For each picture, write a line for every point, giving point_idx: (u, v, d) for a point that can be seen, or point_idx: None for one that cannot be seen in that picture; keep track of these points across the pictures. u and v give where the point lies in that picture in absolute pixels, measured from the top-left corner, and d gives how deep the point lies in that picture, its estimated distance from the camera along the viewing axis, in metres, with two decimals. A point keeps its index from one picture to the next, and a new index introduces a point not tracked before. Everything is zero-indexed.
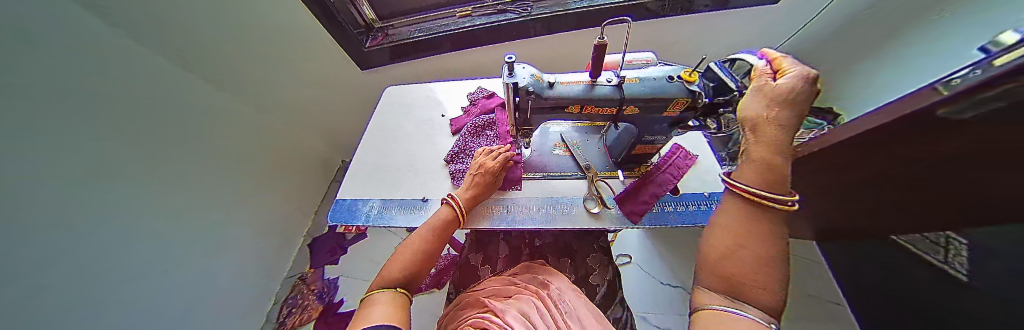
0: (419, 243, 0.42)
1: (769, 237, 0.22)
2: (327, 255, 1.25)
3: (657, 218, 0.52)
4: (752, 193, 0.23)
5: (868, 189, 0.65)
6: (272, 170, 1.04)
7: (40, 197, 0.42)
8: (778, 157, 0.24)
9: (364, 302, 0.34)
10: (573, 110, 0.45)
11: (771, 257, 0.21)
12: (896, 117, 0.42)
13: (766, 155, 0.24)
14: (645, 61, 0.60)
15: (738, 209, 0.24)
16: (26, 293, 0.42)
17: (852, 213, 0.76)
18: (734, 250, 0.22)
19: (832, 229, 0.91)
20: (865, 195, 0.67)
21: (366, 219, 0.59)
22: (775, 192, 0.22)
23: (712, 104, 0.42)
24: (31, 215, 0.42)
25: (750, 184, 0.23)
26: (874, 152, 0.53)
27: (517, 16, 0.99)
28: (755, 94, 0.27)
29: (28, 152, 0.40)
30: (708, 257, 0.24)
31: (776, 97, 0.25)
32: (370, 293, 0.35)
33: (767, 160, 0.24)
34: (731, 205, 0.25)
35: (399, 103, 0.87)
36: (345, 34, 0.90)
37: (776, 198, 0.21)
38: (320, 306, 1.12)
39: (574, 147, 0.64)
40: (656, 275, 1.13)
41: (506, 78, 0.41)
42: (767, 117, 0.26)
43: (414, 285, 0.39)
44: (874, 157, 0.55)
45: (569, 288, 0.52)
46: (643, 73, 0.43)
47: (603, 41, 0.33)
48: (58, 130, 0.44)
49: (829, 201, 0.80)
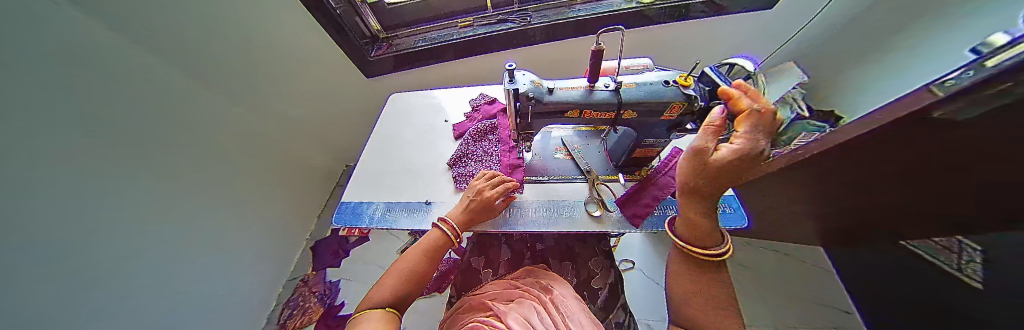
0: (409, 263, 0.46)
1: (710, 278, 0.27)
2: (330, 257, 1.25)
3: (659, 221, 0.51)
4: (688, 245, 0.28)
5: (874, 191, 0.64)
6: (274, 174, 1.05)
7: (33, 200, 0.42)
8: (700, 222, 0.28)
9: (353, 320, 0.35)
10: (571, 114, 0.46)
11: (721, 297, 0.26)
12: (898, 117, 0.42)
13: (691, 220, 0.28)
14: (643, 67, 0.61)
15: (683, 257, 0.30)
16: (19, 296, 0.41)
17: (863, 213, 0.74)
18: (693, 295, 0.27)
19: (841, 232, 0.90)
20: (871, 198, 0.66)
21: (370, 221, 0.60)
22: (706, 243, 0.27)
23: (709, 107, 0.43)
24: (22, 219, 0.42)
25: (686, 241, 0.28)
26: (877, 153, 0.53)
27: (517, 25, 1.02)
28: (700, 161, 0.26)
29: (18, 157, 0.40)
30: (678, 304, 0.29)
31: (706, 171, 0.25)
32: (359, 312, 0.37)
33: (691, 226, 0.28)
34: (678, 255, 0.31)
35: (404, 109, 0.89)
36: (352, 44, 0.93)
37: (706, 248, 0.27)
38: (320, 309, 1.11)
39: (574, 151, 0.65)
40: (659, 280, 1.11)
41: (507, 84, 0.42)
42: (693, 187, 0.27)
43: (403, 304, 0.42)
44: (881, 158, 0.54)
45: (571, 292, 0.52)
46: (640, 78, 0.44)
47: (601, 47, 0.34)
48: (53, 133, 0.44)
49: (833, 204, 0.79)
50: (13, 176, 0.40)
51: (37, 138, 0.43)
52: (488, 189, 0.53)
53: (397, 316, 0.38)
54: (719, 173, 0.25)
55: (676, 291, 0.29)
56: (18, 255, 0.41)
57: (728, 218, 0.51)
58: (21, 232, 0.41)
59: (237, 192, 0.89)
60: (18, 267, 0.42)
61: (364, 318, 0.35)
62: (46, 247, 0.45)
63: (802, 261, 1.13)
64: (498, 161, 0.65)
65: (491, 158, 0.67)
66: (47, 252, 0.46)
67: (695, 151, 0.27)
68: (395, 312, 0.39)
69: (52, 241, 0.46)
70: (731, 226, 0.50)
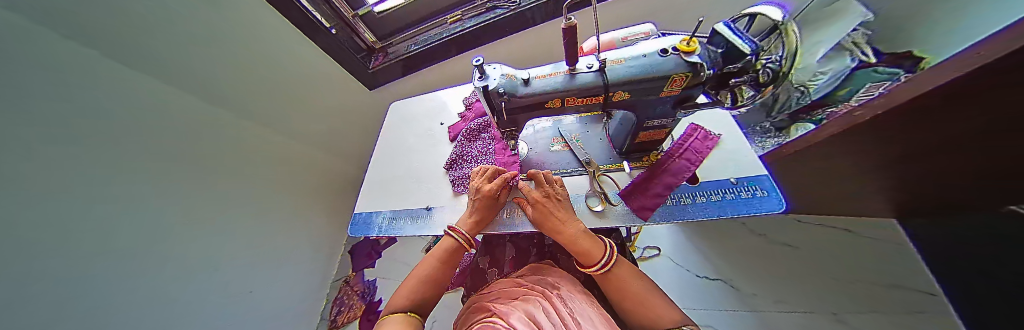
0: (426, 268, 0.47)
1: (635, 281, 0.39)
2: (365, 259, 1.34)
3: (674, 212, 0.45)
4: (595, 270, 0.40)
5: (924, 163, 0.52)
6: (321, 189, 1.17)
7: (93, 210, 0.48)
8: (578, 243, 0.42)
9: (378, 327, 0.37)
10: (553, 104, 0.41)
11: (646, 290, 0.37)
12: (919, 87, 0.37)
13: (577, 246, 0.42)
14: (644, 35, 0.54)
15: (609, 284, 0.40)
16: (88, 300, 0.47)
17: (925, 187, 0.61)
18: (638, 300, 0.36)
19: (917, 207, 0.74)
20: (913, 171, 0.56)
21: (378, 230, 0.62)
22: (598, 256, 0.41)
23: (722, 75, 0.35)
24: (102, 219, 0.49)
25: (593, 263, 0.40)
26: (915, 128, 0.44)
27: (507, 11, 0.95)
28: (533, 223, 0.47)
29: (93, 166, 0.48)
30: (631, 315, 0.36)
31: (549, 220, 0.44)
32: (383, 317, 0.39)
33: (578, 250, 0.42)
34: (608, 282, 0.40)
35: (402, 116, 0.89)
36: (351, 60, 0.98)
37: (604, 261, 0.40)
38: (362, 305, 1.21)
39: (573, 141, 0.60)
40: (690, 267, 1.02)
41: (477, 82, 0.39)
42: (556, 231, 0.44)
43: (425, 309, 0.43)
44: (921, 126, 0.43)
45: (581, 288, 0.48)
46: (629, 52, 0.38)
47: (572, 22, 0.29)
48: (103, 155, 0.49)
49: (889, 186, 0.66)
50: (89, 182, 0.47)
51: (112, 151, 0.51)
52: (486, 184, 0.51)
53: (417, 321, 0.40)
54: (539, 222, 0.45)
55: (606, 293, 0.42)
56: (43, 259, 0.41)
57: (762, 203, 0.43)
58: (54, 230, 0.42)
59: (286, 205, 0.97)
60: (48, 272, 0.41)
61: (387, 322, 0.37)
62: (107, 239, 0.50)
63: (871, 239, 0.92)
64: (493, 159, 0.64)
65: (486, 157, 0.65)
66: (60, 255, 0.43)
67: (537, 218, 0.46)
68: (417, 316, 0.40)
69: (130, 233, 0.53)
70: (765, 212, 0.42)
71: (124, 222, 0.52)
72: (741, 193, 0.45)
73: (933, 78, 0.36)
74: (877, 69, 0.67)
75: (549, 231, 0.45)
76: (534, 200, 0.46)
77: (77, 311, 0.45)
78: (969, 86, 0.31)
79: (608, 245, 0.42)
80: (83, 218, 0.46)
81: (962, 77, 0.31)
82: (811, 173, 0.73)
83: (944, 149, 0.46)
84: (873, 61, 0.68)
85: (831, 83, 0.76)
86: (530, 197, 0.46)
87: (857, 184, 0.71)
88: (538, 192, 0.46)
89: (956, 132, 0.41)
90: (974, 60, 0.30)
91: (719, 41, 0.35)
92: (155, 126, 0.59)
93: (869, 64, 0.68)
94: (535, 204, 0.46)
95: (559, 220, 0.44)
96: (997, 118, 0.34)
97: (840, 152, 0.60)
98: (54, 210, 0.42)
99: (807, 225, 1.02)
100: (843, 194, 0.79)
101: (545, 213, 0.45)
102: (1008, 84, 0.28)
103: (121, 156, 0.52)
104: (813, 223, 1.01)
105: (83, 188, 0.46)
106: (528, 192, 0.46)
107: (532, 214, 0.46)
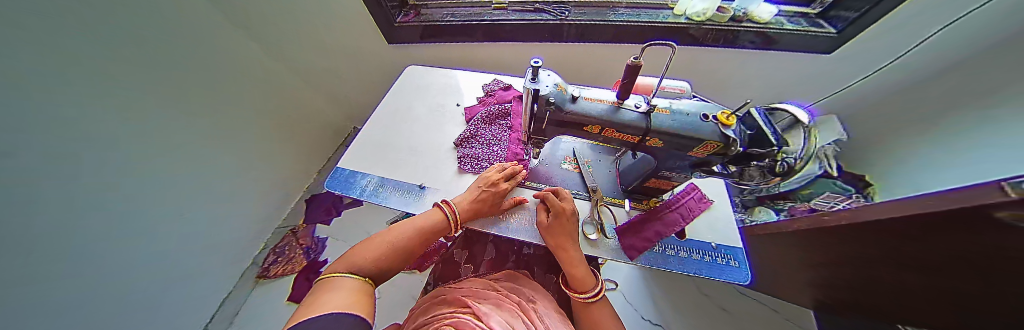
0: (400, 241, 0.43)
1: (608, 318, 0.41)
2: (322, 214, 1.25)
3: (658, 260, 0.48)
4: (579, 297, 0.42)
5: (850, 283, 0.62)
6: (281, 126, 1.06)
7: (21, 119, 0.39)
8: (579, 268, 0.43)
9: (324, 284, 0.33)
10: (591, 129, 0.42)
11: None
12: (841, 218, 0.49)
13: (578, 270, 0.43)
14: (679, 90, 0.57)
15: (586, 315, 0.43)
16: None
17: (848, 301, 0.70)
18: None
19: (839, 318, 0.84)
20: (835, 283, 0.66)
21: (361, 193, 0.58)
22: (586, 289, 0.42)
23: (745, 154, 0.39)
24: (23, 148, 0.40)
25: (581, 292, 0.42)
26: (857, 258, 0.52)
27: (552, 17, 0.94)
28: (540, 229, 0.46)
29: (53, 81, 0.43)
30: None
31: (567, 237, 0.44)
32: (335, 275, 0.35)
33: (578, 275, 0.43)
34: (585, 310, 0.43)
35: (417, 82, 0.86)
36: (380, 9, 0.85)
37: (591, 294, 0.42)
38: (304, 261, 1.14)
39: (585, 165, 0.61)
40: (639, 308, 1.09)
41: (529, 82, 0.38)
42: (567, 249, 0.44)
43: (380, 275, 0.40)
44: (866, 258, 0.50)
45: (553, 305, 0.49)
46: (676, 105, 0.41)
47: (638, 62, 0.30)
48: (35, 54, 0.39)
49: (817, 288, 0.76)
50: (47, 100, 0.42)
51: (59, 69, 0.43)
52: (502, 185, 0.52)
53: (370, 287, 0.37)
54: (552, 233, 0.45)
55: (579, 317, 0.45)
56: None
57: (733, 273, 0.47)
58: None
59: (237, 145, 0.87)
60: None
61: (337, 283, 0.33)
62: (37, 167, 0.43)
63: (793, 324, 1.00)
64: (506, 149, 0.64)
65: (499, 144, 0.65)
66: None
67: (547, 232, 0.45)
68: (369, 283, 0.37)
69: (57, 159, 0.45)
70: (732, 281, 0.47)
71: (51, 149, 0.44)
72: (718, 260, 0.49)
73: (867, 211, 0.44)
74: (836, 182, 0.86)
75: (546, 246, 0.46)
76: (563, 210, 0.45)
77: (24, 294, 0.45)
78: (913, 227, 0.36)
79: (598, 279, 0.44)
80: (64, 158, 0.46)
81: (899, 223, 0.38)
82: (764, 253, 0.82)
83: (869, 280, 0.55)
84: (835, 173, 0.87)
85: (800, 180, 0.87)
86: (552, 205, 0.45)
87: (792, 280, 0.80)
88: (570, 207, 0.46)
89: (881, 267, 0.49)
90: (905, 207, 0.37)
91: (752, 123, 0.39)
92: (119, 59, 0.52)
93: (831, 176, 0.87)
94: (557, 215, 0.44)
95: (569, 242, 0.44)
96: (931, 265, 0.41)
97: (792, 248, 0.67)
98: (33, 154, 0.41)
99: (748, 299, 1.09)
100: (779, 281, 0.88)
101: (562, 227, 0.44)
102: (954, 247, 0.34)
103: (41, 75, 0.41)
104: (752, 297, 1.09)
105: (51, 121, 0.43)
106: (554, 202, 0.45)
107: (542, 226, 0.45)
